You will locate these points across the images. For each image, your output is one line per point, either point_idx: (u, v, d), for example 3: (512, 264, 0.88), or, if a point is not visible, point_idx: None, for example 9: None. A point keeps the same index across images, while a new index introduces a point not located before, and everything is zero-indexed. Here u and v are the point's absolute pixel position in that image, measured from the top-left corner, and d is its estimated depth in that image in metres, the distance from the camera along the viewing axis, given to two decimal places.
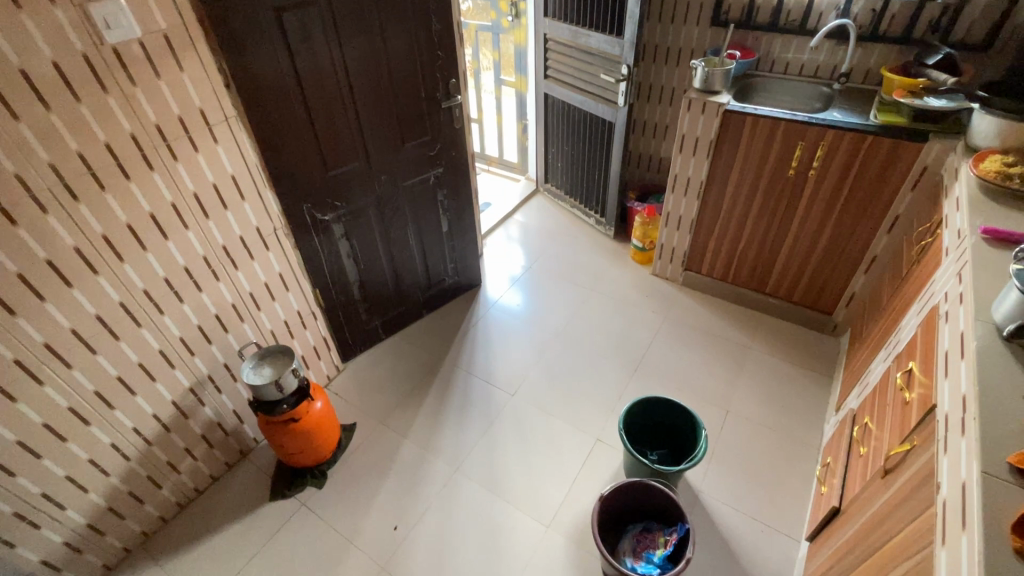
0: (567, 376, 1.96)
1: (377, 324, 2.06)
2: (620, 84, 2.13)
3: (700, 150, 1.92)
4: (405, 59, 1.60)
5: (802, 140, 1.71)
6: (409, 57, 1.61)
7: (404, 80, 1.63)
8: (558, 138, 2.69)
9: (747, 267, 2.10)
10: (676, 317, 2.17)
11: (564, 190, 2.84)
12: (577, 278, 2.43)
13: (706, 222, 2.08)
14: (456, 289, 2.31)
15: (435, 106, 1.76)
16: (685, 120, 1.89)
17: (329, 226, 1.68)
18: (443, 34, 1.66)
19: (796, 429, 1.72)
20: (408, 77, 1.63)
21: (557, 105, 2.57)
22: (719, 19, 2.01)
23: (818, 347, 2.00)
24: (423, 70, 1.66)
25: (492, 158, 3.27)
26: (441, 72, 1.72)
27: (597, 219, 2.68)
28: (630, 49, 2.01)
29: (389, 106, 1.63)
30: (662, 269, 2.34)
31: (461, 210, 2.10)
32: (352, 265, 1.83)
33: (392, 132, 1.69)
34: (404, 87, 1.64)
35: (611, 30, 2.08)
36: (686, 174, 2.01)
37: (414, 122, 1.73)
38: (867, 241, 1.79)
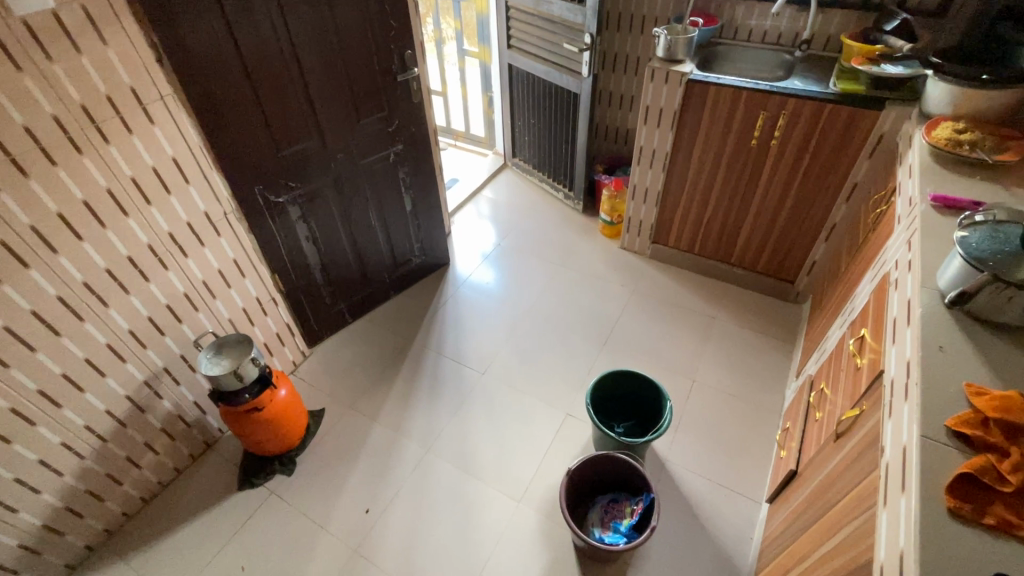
0: (537, 352, 1.96)
1: (342, 307, 2.01)
2: (583, 54, 2.07)
3: (664, 122, 1.90)
4: (356, 29, 1.52)
5: (764, 110, 1.71)
6: (360, 27, 1.53)
7: (356, 53, 1.55)
8: (524, 111, 2.63)
9: (712, 239, 2.12)
10: (643, 290, 2.18)
11: (532, 164, 2.80)
12: (546, 253, 2.42)
13: (671, 194, 2.08)
14: (424, 269, 2.27)
15: (391, 79, 1.69)
16: (649, 91, 1.86)
17: (285, 208, 1.62)
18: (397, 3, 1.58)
19: (758, 396, 1.77)
20: (360, 49, 1.56)
21: (522, 77, 2.50)
22: None
23: (780, 315, 2.04)
24: (377, 41, 1.59)
25: (458, 133, 3.19)
26: (396, 43, 1.64)
27: (566, 193, 2.65)
28: (592, 17, 1.95)
29: (341, 80, 1.56)
30: (630, 242, 2.35)
31: (424, 188, 2.04)
32: (311, 248, 1.77)
33: (346, 108, 1.62)
34: (356, 59, 1.56)
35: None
36: (651, 146, 1.99)
37: (370, 97, 1.66)
38: (827, 210, 1.82)
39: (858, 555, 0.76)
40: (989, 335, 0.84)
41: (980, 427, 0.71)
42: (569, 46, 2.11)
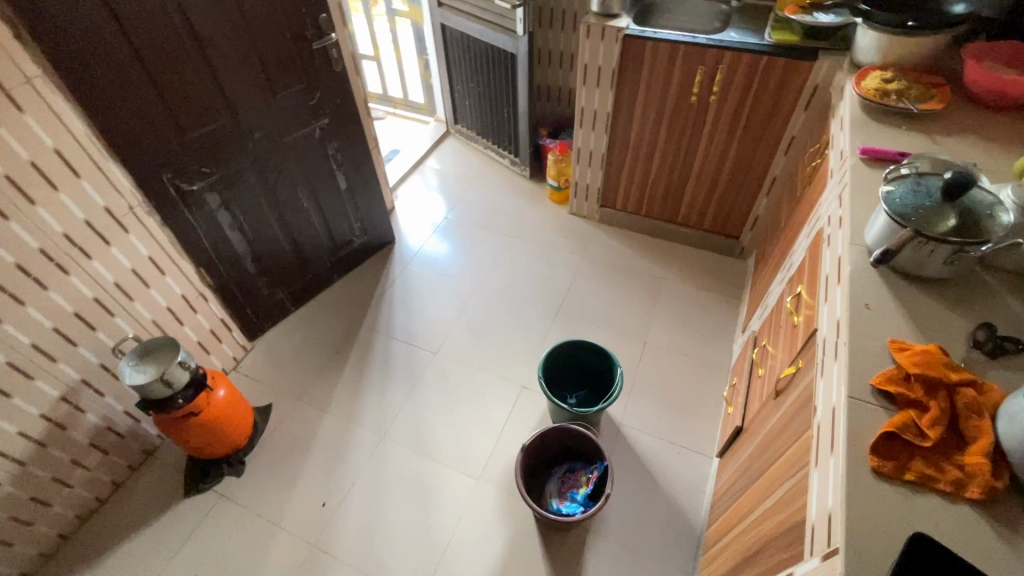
0: (489, 326, 1.93)
1: (282, 296, 1.91)
2: (517, 11, 1.96)
3: (604, 81, 1.84)
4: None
5: (702, 65, 1.67)
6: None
7: (262, 19, 1.40)
8: (462, 75, 2.50)
9: (659, 199, 2.10)
10: (594, 255, 2.17)
11: (475, 131, 2.69)
12: (495, 223, 2.36)
13: (616, 155, 2.04)
14: (368, 248, 2.17)
15: (307, 47, 1.53)
16: (586, 49, 1.78)
17: (202, 196, 1.49)
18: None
19: (708, 353, 1.81)
20: (266, 14, 1.40)
21: (456, 37, 2.36)
22: None
23: (727, 271, 2.07)
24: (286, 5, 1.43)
25: (397, 100, 3.02)
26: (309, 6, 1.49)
27: (512, 159, 2.56)
28: None
29: (249, 50, 1.41)
30: (579, 207, 2.31)
31: (359, 164, 1.92)
32: (238, 237, 1.65)
33: (258, 82, 1.47)
34: (264, 27, 1.41)
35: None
36: (592, 107, 1.93)
37: (285, 67, 1.51)
38: (767, 164, 1.82)
39: (792, 513, 0.79)
40: (912, 290, 0.86)
41: (902, 383, 0.72)
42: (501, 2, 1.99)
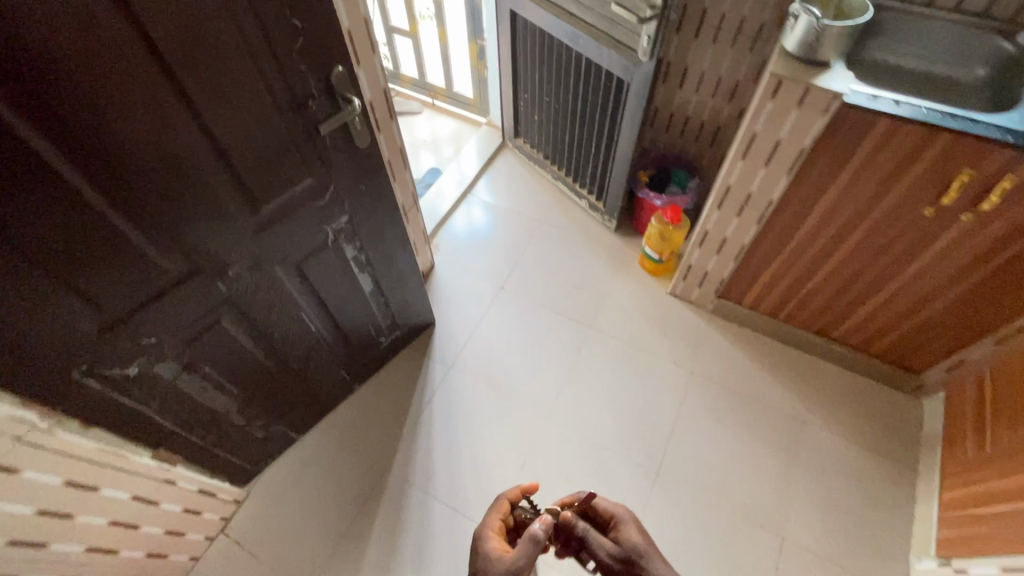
0: (564, 487, 1.41)
1: (285, 429, 1.39)
2: (644, 26, 1.22)
3: (778, 161, 1.16)
4: (228, 52, 0.71)
5: (974, 167, 0.98)
6: (234, 45, 0.71)
7: (230, 102, 0.76)
8: (531, 81, 1.79)
9: (813, 309, 1.47)
10: (706, 370, 1.59)
11: (542, 152, 2.00)
12: (568, 301, 1.75)
13: (763, 249, 1.39)
14: (399, 342, 1.61)
15: (309, 126, 0.89)
16: (763, 114, 1.09)
17: (149, 372, 0.93)
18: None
19: (874, 565, 1.28)
20: (236, 93, 0.76)
21: (529, 33, 1.64)
22: None
23: (895, 415, 1.49)
24: (282, 63, 0.79)
25: (436, 89, 2.32)
26: (326, 62, 0.85)
27: (591, 202, 1.90)
28: None
29: (206, 148, 0.77)
30: (685, 290, 1.69)
31: (393, 254, 1.31)
32: (215, 395, 1.10)
33: (229, 200, 0.85)
34: (236, 112, 0.77)
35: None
36: (745, 189, 1.26)
37: (273, 167, 0.88)
38: (1019, 309, 1.17)
39: None
40: None
41: None
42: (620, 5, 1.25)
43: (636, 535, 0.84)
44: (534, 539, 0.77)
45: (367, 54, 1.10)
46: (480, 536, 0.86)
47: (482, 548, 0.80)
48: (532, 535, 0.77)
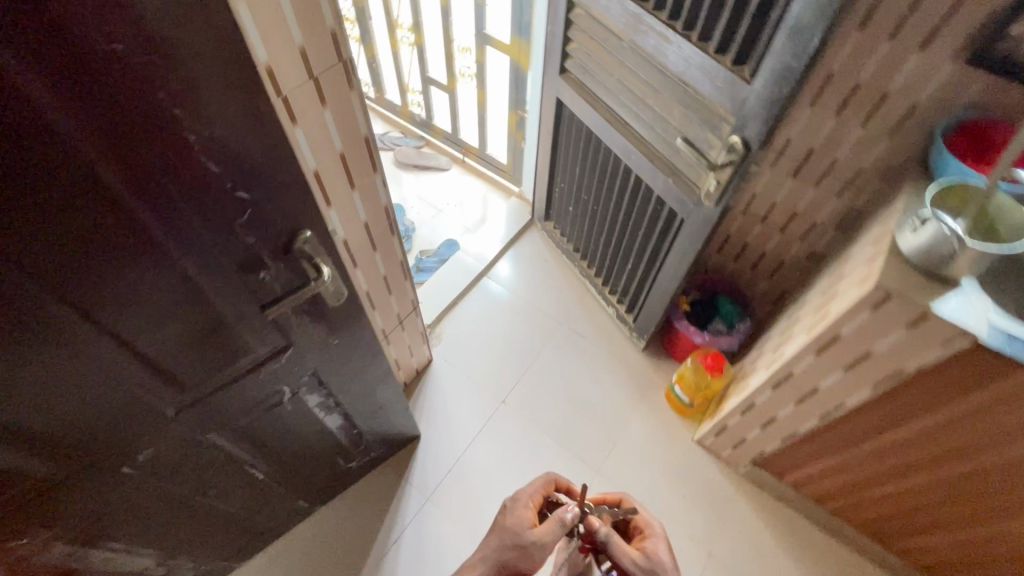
0: None
1: (221, 563, 1.19)
2: (713, 172, 0.98)
3: (863, 370, 0.90)
4: (128, 267, 0.52)
5: None
6: (137, 258, 0.52)
7: (134, 305, 0.55)
8: (570, 174, 1.57)
9: (871, 515, 1.20)
10: (727, 553, 1.32)
11: (573, 245, 1.77)
12: (577, 432, 1.51)
13: (820, 442, 1.13)
14: (375, 460, 1.40)
15: (259, 298, 0.68)
16: (856, 320, 0.84)
17: (20, 568, 0.73)
18: (262, 151, 0.54)
19: None
20: (144, 294, 0.55)
21: (575, 127, 1.42)
22: (986, 62, 0.85)
23: None
24: (217, 248, 0.58)
25: (469, 147, 2.12)
26: (284, 233, 0.64)
27: (620, 313, 1.66)
28: (760, 117, 0.85)
29: (97, 365, 0.58)
30: (715, 445, 1.44)
31: (373, 388, 1.10)
32: (123, 560, 0.90)
33: (135, 396, 0.65)
34: (141, 315, 0.57)
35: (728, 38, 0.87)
36: (812, 382, 1.01)
37: (202, 352, 0.68)
38: None
39: None
40: None
41: None
42: (685, 139, 1.02)
43: (663, 551, 0.89)
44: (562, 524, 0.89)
45: (368, 174, 0.90)
46: (518, 500, 0.96)
47: (515, 517, 0.93)
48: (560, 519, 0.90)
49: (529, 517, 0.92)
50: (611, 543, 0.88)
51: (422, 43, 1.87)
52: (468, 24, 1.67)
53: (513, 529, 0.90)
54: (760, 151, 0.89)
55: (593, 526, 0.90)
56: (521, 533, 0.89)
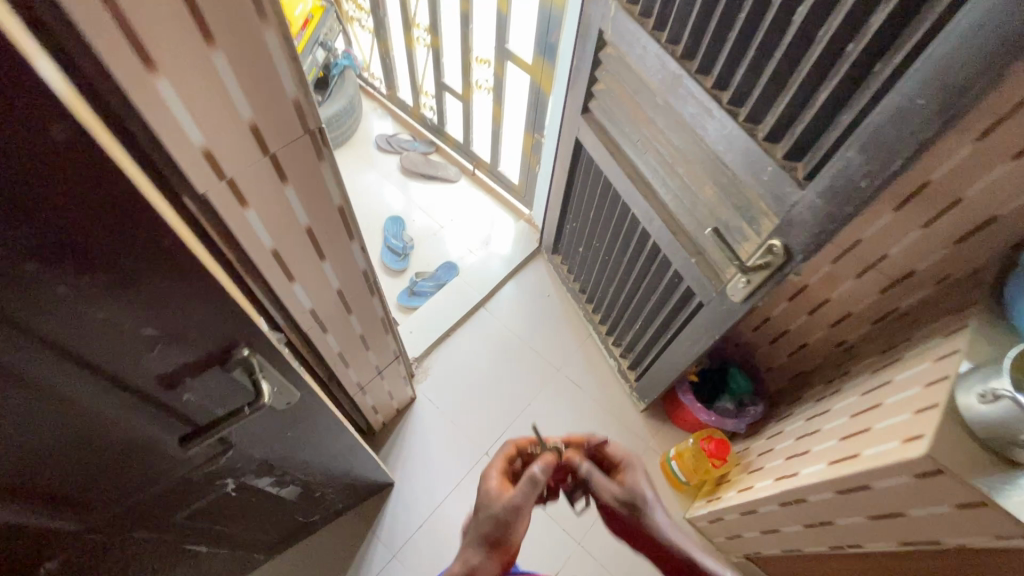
0: None
1: None
2: (742, 274, 0.84)
3: (892, 525, 0.78)
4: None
5: None
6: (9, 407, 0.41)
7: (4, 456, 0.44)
8: (583, 215, 1.43)
9: None
10: None
11: (579, 285, 1.64)
12: None
13: (827, 567, 1.02)
14: (342, 510, 1.31)
15: (180, 420, 0.56)
16: (894, 479, 0.71)
17: None
18: (175, 274, 0.42)
19: None
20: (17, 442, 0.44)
21: (593, 171, 1.27)
22: None
23: None
24: (125, 379, 0.47)
25: (481, 160, 1.98)
26: (213, 355, 0.52)
27: (622, 368, 1.53)
28: (809, 229, 0.71)
29: None
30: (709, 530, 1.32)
31: (338, 458, 1.00)
32: None
33: (26, 532, 0.54)
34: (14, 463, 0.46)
35: (781, 128, 0.72)
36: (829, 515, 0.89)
37: (110, 479, 0.57)
38: None
39: None
40: None
41: None
42: (717, 228, 0.86)
43: (644, 482, 0.74)
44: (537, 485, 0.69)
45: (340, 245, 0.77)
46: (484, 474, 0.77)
47: (480, 485, 0.73)
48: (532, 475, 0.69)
49: (498, 482, 0.73)
50: (592, 482, 0.72)
51: (438, 47, 1.71)
52: (489, 35, 1.51)
53: (480, 498, 0.71)
54: (801, 265, 0.75)
55: (572, 462, 0.74)
56: (487, 500, 0.70)
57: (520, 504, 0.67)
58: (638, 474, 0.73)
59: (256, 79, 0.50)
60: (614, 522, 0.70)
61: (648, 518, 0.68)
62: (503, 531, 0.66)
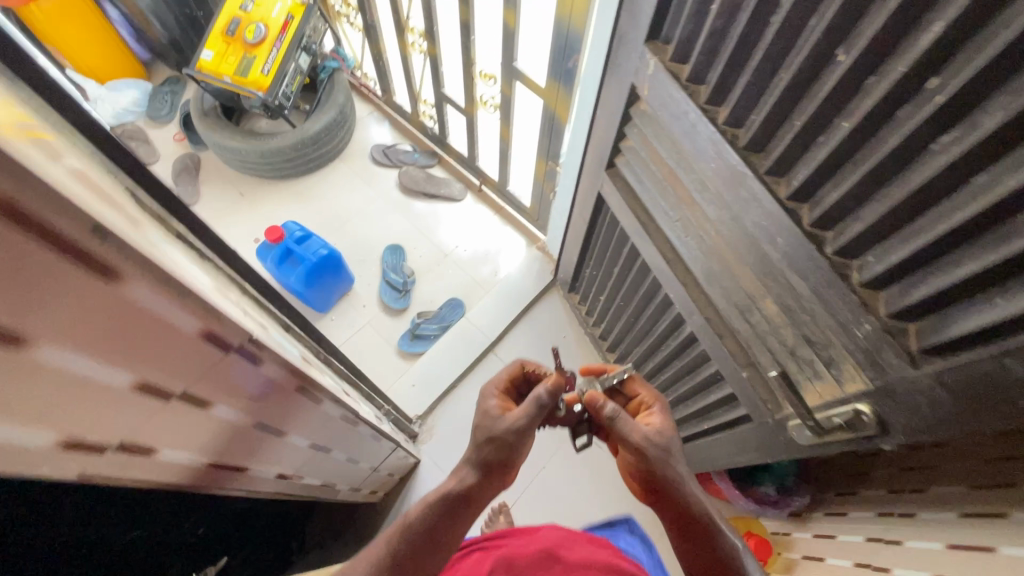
0: None
1: None
2: (821, 419, 0.66)
3: None
4: None
5: None
6: None
7: None
8: (606, 267, 1.24)
9: None
10: None
11: (600, 332, 1.47)
12: None
13: None
14: None
15: None
16: None
17: None
18: None
19: None
20: None
21: (618, 229, 1.07)
22: None
23: None
24: None
25: (488, 176, 1.76)
26: None
27: None
28: (922, 410, 0.52)
29: None
30: None
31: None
32: None
33: None
34: None
35: (903, 275, 0.51)
36: None
37: None
38: None
39: None
40: None
41: None
42: (783, 376, 0.71)
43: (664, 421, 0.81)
44: (542, 406, 0.77)
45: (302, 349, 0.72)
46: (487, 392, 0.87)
47: (483, 406, 0.82)
48: (538, 397, 0.78)
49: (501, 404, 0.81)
50: (619, 422, 0.76)
51: (436, 55, 1.47)
52: (494, 48, 1.27)
53: (484, 419, 0.80)
54: (890, 448, 0.60)
55: (596, 402, 0.78)
56: (490, 415, 0.80)
57: (523, 424, 0.76)
58: (668, 418, 0.79)
59: (101, 310, 0.38)
60: (636, 464, 0.74)
61: (674, 470, 0.72)
62: (505, 448, 0.75)
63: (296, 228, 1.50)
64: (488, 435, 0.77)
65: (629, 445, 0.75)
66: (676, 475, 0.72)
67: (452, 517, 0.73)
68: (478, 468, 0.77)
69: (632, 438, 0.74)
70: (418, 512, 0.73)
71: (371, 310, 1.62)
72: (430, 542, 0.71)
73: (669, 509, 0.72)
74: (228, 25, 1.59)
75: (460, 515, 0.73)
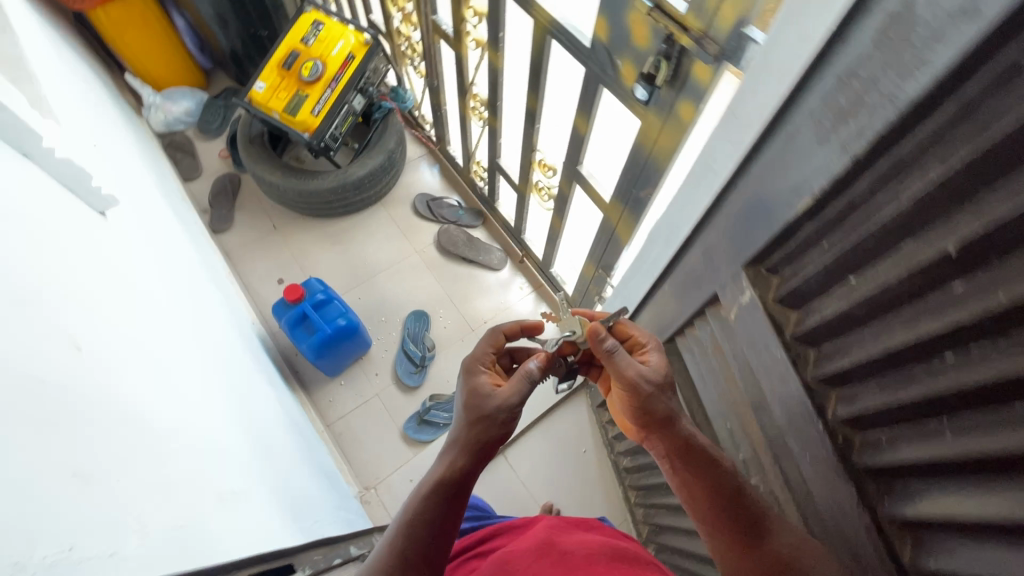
0: None
1: None
2: None
3: None
4: None
5: None
6: None
7: None
8: None
9: None
10: None
11: (624, 464, 1.30)
12: None
13: None
14: None
15: None
16: None
17: None
18: None
19: None
20: None
21: None
22: None
23: None
24: None
25: (531, 252, 1.62)
26: None
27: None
28: None
29: None
30: None
31: None
32: None
33: None
34: None
35: None
36: None
37: None
38: None
39: None
40: None
41: None
42: None
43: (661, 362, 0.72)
44: (529, 378, 0.76)
45: None
46: (474, 359, 0.83)
47: (471, 385, 0.77)
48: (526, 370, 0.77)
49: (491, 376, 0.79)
50: (615, 358, 0.68)
51: (495, 127, 1.34)
52: (559, 143, 1.13)
53: (472, 397, 0.76)
54: None
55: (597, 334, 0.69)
56: (481, 391, 0.76)
57: (514, 400, 0.74)
58: (666, 356, 0.71)
59: None
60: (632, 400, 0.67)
61: (668, 407, 0.65)
62: (495, 423, 0.72)
63: (318, 289, 1.39)
64: (476, 412, 0.73)
65: (627, 377, 0.67)
66: (673, 415, 0.65)
67: (449, 502, 0.67)
68: (467, 449, 0.72)
69: (627, 371, 0.67)
70: (410, 508, 0.67)
71: (383, 380, 1.52)
72: (438, 542, 0.64)
73: (671, 444, 0.65)
74: (285, 58, 1.51)
75: (459, 500, 0.69)
